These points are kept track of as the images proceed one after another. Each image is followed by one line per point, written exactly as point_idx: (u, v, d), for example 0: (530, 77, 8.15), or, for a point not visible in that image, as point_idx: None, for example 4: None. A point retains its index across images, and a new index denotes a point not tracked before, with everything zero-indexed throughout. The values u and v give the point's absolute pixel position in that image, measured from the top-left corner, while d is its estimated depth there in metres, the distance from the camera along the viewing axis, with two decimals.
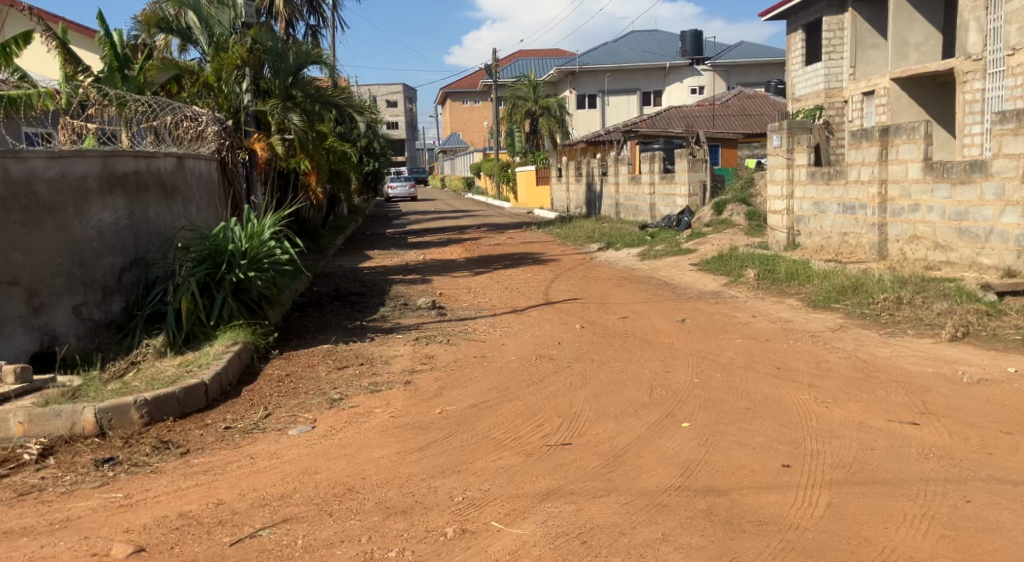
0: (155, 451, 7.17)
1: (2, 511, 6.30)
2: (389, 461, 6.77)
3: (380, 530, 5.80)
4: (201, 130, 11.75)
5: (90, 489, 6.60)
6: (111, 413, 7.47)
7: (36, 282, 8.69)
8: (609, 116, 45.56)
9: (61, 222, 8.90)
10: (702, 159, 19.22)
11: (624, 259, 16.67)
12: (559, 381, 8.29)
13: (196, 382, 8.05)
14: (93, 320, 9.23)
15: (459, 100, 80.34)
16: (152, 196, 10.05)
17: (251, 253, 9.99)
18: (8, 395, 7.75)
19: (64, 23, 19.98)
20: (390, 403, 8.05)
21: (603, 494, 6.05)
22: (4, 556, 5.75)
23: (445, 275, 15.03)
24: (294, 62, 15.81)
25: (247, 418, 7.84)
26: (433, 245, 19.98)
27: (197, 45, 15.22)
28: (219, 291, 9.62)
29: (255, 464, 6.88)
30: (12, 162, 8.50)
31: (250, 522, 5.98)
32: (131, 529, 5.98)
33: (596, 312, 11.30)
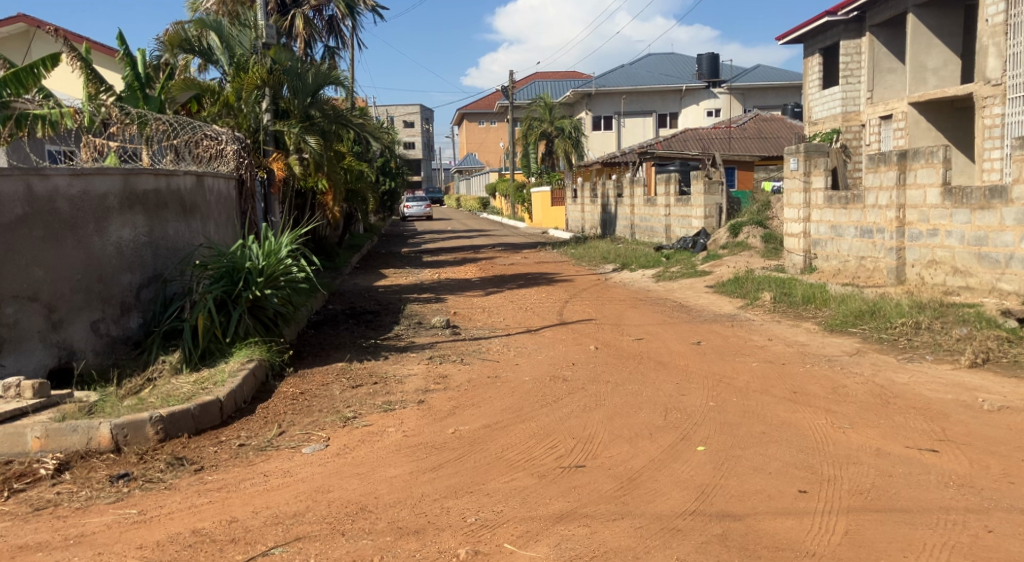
0: (170, 467, 7.18)
1: (18, 525, 6.31)
2: (402, 481, 6.76)
3: (392, 550, 5.79)
4: (221, 148, 11.79)
5: (106, 505, 6.60)
6: (126, 429, 7.49)
7: (56, 298, 8.77)
8: (625, 138, 45.46)
9: (82, 238, 8.95)
10: (718, 182, 19.21)
11: (640, 280, 16.65)
12: (573, 402, 8.26)
13: (211, 399, 8.06)
14: (111, 336, 9.27)
15: (475, 120, 80.65)
16: (171, 213, 10.09)
17: (268, 270, 10.01)
18: (26, 409, 7.80)
19: (87, 43, 20.17)
20: (404, 422, 8.05)
21: (618, 517, 6.02)
22: None
23: (460, 294, 15.04)
24: (313, 82, 15.78)
25: (261, 435, 7.85)
26: (448, 265, 20.01)
27: (219, 66, 15.57)
28: (235, 308, 9.65)
29: (268, 482, 6.88)
30: (35, 179, 8.61)
31: (263, 540, 5.97)
32: (144, 545, 5.98)
33: (611, 333, 11.27)
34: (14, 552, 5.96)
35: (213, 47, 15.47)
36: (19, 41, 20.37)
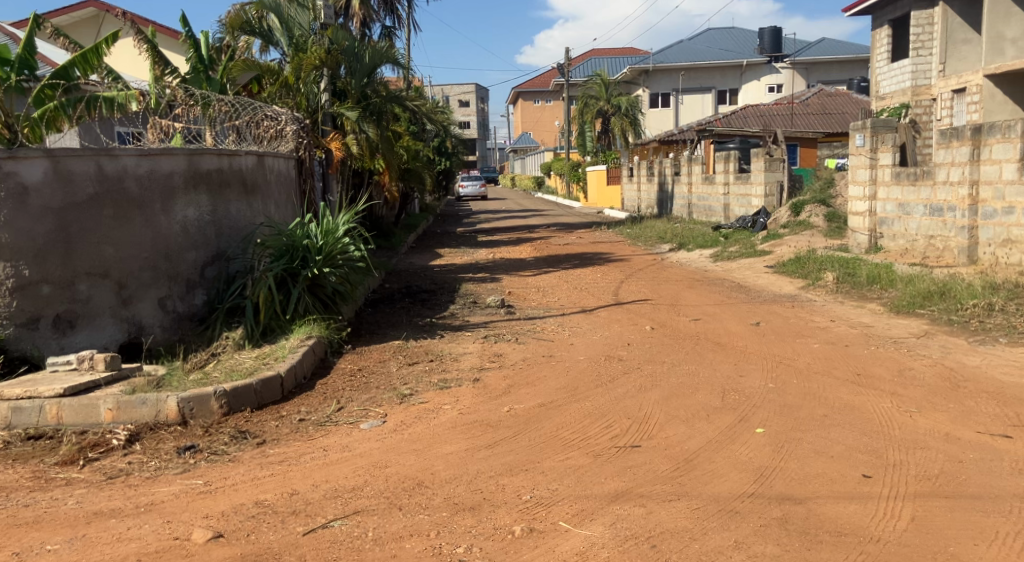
0: (234, 440, 7.40)
1: (93, 492, 6.55)
2: (458, 457, 6.89)
3: (448, 526, 5.91)
4: (280, 129, 11.94)
5: (174, 475, 6.83)
6: (193, 403, 7.73)
7: (125, 274, 9.03)
8: (683, 115, 45.06)
9: (149, 217, 9.20)
10: (780, 159, 18.98)
11: (697, 260, 16.58)
12: (628, 382, 8.30)
13: (272, 374, 8.29)
14: (177, 312, 9.52)
15: (530, 100, 80.56)
16: (234, 193, 10.22)
17: (326, 249, 10.21)
18: (99, 382, 8.07)
19: (153, 27, 20.53)
20: (459, 400, 8.17)
21: (674, 498, 6.07)
22: (93, 536, 5.93)
23: (513, 274, 15.12)
24: (370, 62, 15.88)
25: (321, 411, 8.05)
26: (502, 245, 20.05)
27: (278, 47, 15.69)
28: (295, 286, 9.88)
29: (327, 456, 7.06)
30: (105, 160, 8.84)
31: (323, 513, 6.14)
32: (210, 515, 6.18)
33: (667, 313, 11.26)
34: (90, 518, 6.16)
35: (273, 28, 15.58)
36: (88, 25, 20.83)
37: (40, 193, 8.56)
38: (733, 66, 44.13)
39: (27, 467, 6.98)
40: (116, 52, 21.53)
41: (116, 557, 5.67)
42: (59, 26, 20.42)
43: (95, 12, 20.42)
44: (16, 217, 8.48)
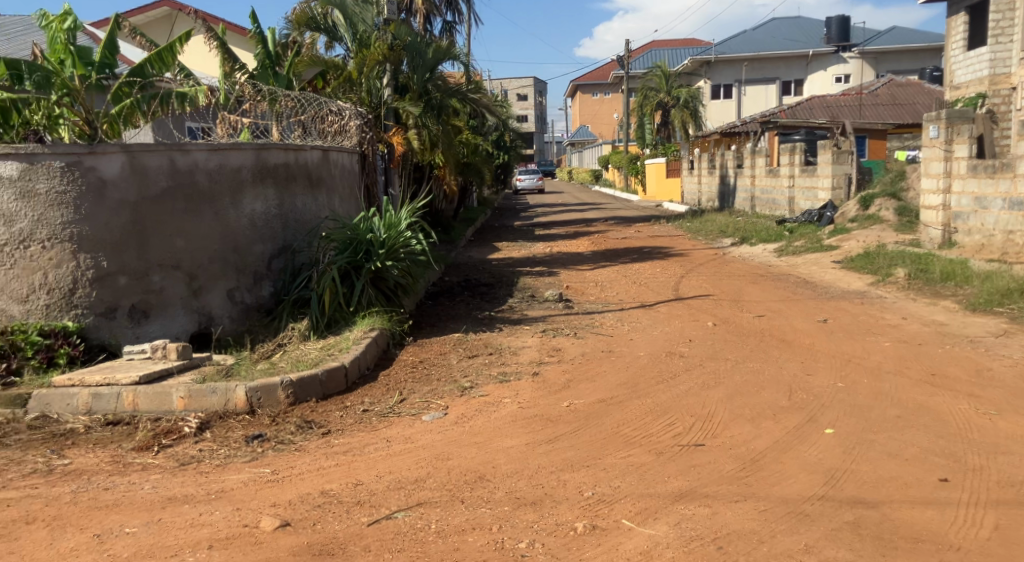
0: (300, 430, 7.55)
1: (167, 478, 6.73)
2: (519, 452, 6.96)
3: (510, 520, 5.98)
4: (344, 124, 12.13)
5: (243, 463, 6.99)
6: (260, 392, 7.90)
7: (196, 266, 9.24)
8: (747, 106, 44.69)
9: (219, 210, 9.39)
10: (848, 152, 18.77)
11: (761, 255, 16.44)
12: (691, 379, 8.30)
13: (336, 365, 8.44)
14: (245, 303, 9.71)
15: (589, 92, 80.43)
16: (300, 187, 10.44)
17: (388, 243, 10.36)
18: (171, 370, 8.29)
19: (224, 25, 20.89)
20: (519, 394, 8.24)
21: (740, 499, 6.07)
22: (167, 520, 6.10)
23: (571, 268, 15.14)
24: (432, 59, 16.04)
25: (384, 402, 8.17)
26: (560, 238, 20.08)
27: (343, 43, 15.93)
28: (358, 279, 10.04)
29: (390, 447, 7.18)
30: (177, 154, 9.06)
31: (387, 504, 6.25)
32: (278, 503, 6.32)
33: (730, 309, 11.21)
34: (164, 503, 6.33)
35: (337, 24, 15.80)
36: (160, 23, 21.28)
37: (117, 187, 8.74)
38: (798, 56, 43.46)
39: (105, 452, 7.20)
40: (188, 48, 21.97)
41: (190, 542, 5.83)
42: (134, 25, 20.91)
43: (168, 11, 20.83)
44: (96, 210, 8.65)
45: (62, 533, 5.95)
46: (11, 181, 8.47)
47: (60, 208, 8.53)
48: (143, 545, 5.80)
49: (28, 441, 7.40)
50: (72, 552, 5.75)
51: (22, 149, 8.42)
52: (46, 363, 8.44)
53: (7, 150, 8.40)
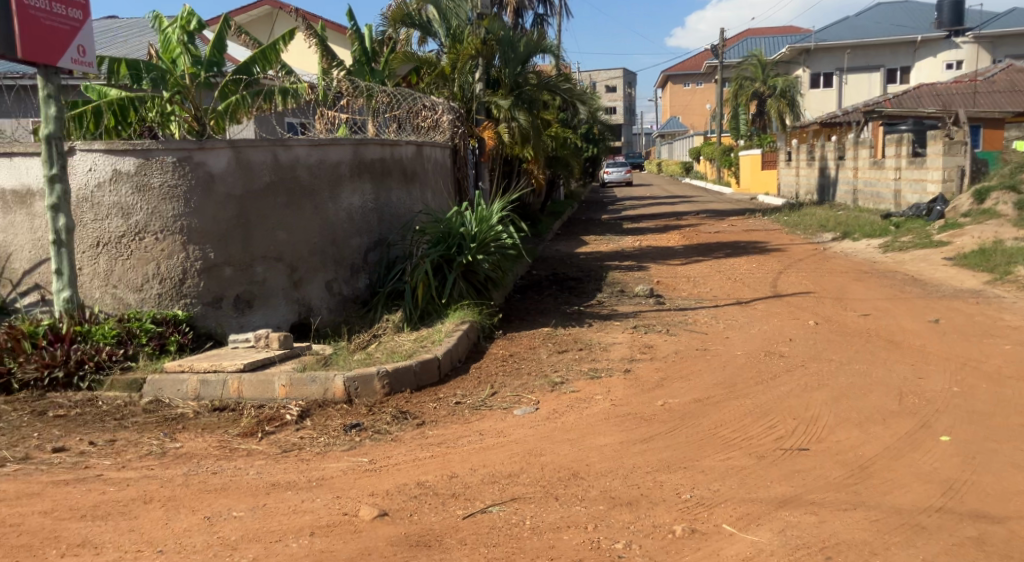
0: (395, 420, 7.63)
1: (270, 464, 6.87)
2: (613, 450, 6.91)
3: (606, 520, 5.95)
4: (437, 119, 12.22)
5: (342, 451, 7.10)
6: (357, 382, 8.01)
7: (296, 258, 9.42)
8: (848, 96, 43.43)
9: (318, 204, 9.56)
10: (961, 143, 18.22)
11: (865, 250, 16.03)
12: (792, 380, 8.14)
13: (430, 356, 8.50)
14: (342, 295, 9.87)
15: (680, 83, 79.71)
16: (395, 181, 10.54)
17: (479, 237, 10.35)
18: (273, 358, 8.48)
19: (323, 23, 21.22)
20: (611, 391, 8.19)
21: (849, 508, 5.93)
22: (271, 505, 6.22)
23: (661, 263, 14.99)
24: (524, 52, 15.96)
25: (475, 395, 8.20)
26: (650, 232, 19.90)
27: (436, 37, 15.98)
28: (450, 272, 10.10)
29: (484, 441, 7.20)
30: (279, 150, 9.24)
31: (481, 498, 6.28)
32: (376, 493, 6.39)
33: (833, 308, 10.96)
34: (269, 488, 6.46)
35: (432, 19, 15.90)
36: (263, 22, 21.75)
37: (225, 181, 8.99)
38: (906, 42, 42.07)
39: (212, 437, 7.38)
40: (291, 47, 22.37)
41: (293, 528, 5.92)
42: (238, 25, 21.44)
43: (269, 11, 21.25)
44: (205, 204, 8.92)
45: (176, 513, 6.10)
46: (128, 175, 8.78)
47: (172, 201, 8.82)
48: (250, 529, 5.91)
49: (144, 424, 7.63)
50: (186, 532, 5.88)
51: (138, 145, 8.73)
52: (158, 350, 8.69)
53: (124, 146, 8.72)
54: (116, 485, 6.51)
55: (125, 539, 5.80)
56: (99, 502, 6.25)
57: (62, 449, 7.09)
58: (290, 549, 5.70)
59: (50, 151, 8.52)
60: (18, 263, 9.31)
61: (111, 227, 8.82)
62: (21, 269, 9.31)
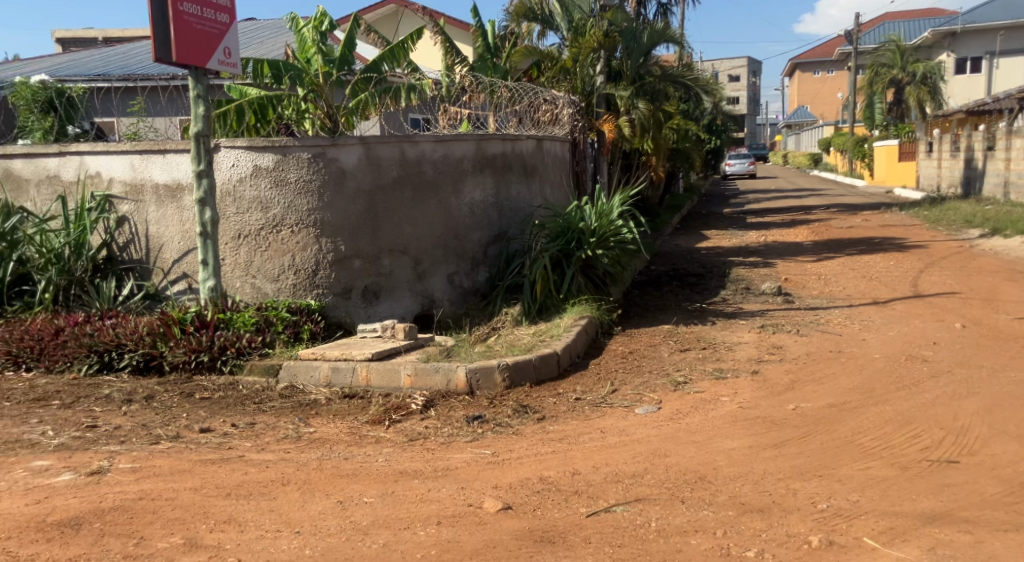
0: (516, 413, 7.57)
1: (397, 452, 6.91)
2: (743, 454, 6.69)
3: (736, 526, 5.75)
4: (557, 113, 12.15)
5: (465, 442, 7.08)
6: (479, 374, 7.99)
7: (421, 251, 9.52)
8: (998, 82, 41.24)
9: (442, 199, 9.62)
10: None
11: (1016, 248, 15.20)
12: (937, 387, 7.74)
13: (550, 351, 8.42)
14: (463, 288, 9.92)
15: (810, 71, 77.63)
16: (515, 176, 10.50)
17: (600, 231, 10.16)
18: (399, 348, 8.54)
19: (445, 18, 21.36)
20: (738, 392, 7.94)
21: (1007, 528, 5.58)
22: (397, 492, 6.24)
23: (789, 259, 14.55)
24: (646, 42, 15.95)
25: (596, 392, 8.07)
26: (775, 227, 19.37)
27: (558, 31, 16.00)
28: (569, 267, 9.99)
29: (606, 439, 7.07)
30: (406, 146, 9.33)
31: (605, 496, 6.15)
32: (499, 486, 6.34)
33: (981, 310, 10.40)
34: (396, 476, 6.48)
35: (554, 13, 15.99)
36: (390, 20, 22.03)
37: (355, 176, 9.12)
38: None
39: (343, 424, 7.47)
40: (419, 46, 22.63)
41: (420, 517, 5.91)
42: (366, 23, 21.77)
43: (397, 9, 21.54)
44: (337, 198, 9.06)
45: (312, 496, 6.17)
46: (267, 171, 9.00)
47: (307, 195, 8.98)
48: (379, 515, 5.93)
49: (280, 408, 7.78)
50: (321, 515, 5.94)
51: (277, 141, 8.93)
52: (293, 337, 8.84)
53: (264, 142, 8.94)
54: (257, 466, 6.64)
55: (265, 519, 5.88)
56: (242, 481, 6.38)
57: (208, 430, 7.29)
58: (418, 538, 5.69)
59: (197, 147, 8.81)
60: (169, 253, 9.71)
61: (251, 219, 9.07)
62: (171, 259, 9.71)
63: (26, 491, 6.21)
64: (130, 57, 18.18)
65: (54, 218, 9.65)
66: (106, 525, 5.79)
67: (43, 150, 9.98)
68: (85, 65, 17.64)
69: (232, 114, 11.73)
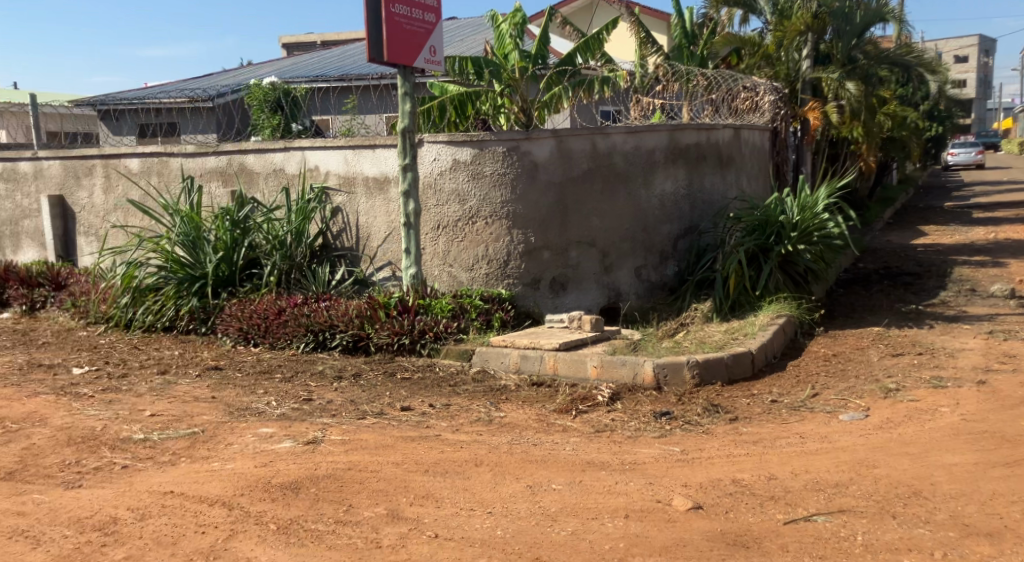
0: (706, 412, 7.28)
1: (584, 442, 6.77)
2: (965, 471, 6.14)
3: (956, 549, 5.26)
4: (757, 100, 11.60)
5: (653, 438, 6.85)
6: (667, 369, 7.73)
7: (609, 244, 9.39)
8: None
9: (632, 192, 9.44)
10: None
11: None
12: None
13: (743, 350, 8.05)
14: (650, 281, 9.69)
15: None
16: (709, 166, 10.12)
17: (801, 225, 9.69)
18: (585, 340, 8.40)
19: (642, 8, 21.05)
20: (960, 403, 7.32)
21: None
22: (584, 482, 6.10)
23: (1020, 260, 13.41)
24: (861, 22, 15.11)
25: (793, 395, 7.65)
26: (1004, 223, 17.96)
27: (761, 15, 15.43)
28: (766, 263, 9.47)
29: (805, 444, 6.67)
30: (598, 138, 9.22)
31: (804, 504, 5.78)
32: (690, 485, 6.08)
33: None
34: (584, 466, 6.34)
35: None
36: (584, 12, 21.95)
37: (547, 169, 9.13)
38: None
39: (533, 410, 7.42)
40: (613, 36, 22.41)
41: (610, 509, 5.74)
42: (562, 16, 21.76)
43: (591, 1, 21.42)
44: (529, 191, 9.10)
45: (503, 479, 6.13)
46: (465, 165, 9.16)
47: (501, 187, 9.08)
48: (568, 503, 5.81)
49: (474, 392, 7.80)
50: (511, 498, 5.88)
51: (475, 136, 9.06)
52: (485, 324, 8.87)
53: (463, 138, 9.09)
54: (452, 445, 6.68)
55: (461, 497, 5.88)
56: (440, 458, 6.43)
57: (408, 409, 7.40)
58: (606, 529, 5.52)
59: (404, 143, 9.00)
60: (376, 241, 9.98)
61: (449, 212, 9.26)
62: (378, 245, 9.97)
63: (254, 454, 6.49)
64: (346, 58, 18.86)
65: (279, 207, 10.00)
66: (321, 492, 5.94)
67: (271, 145, 10.42)
68: (303, 68, 18.52)
69: (438, 109, 12.46)
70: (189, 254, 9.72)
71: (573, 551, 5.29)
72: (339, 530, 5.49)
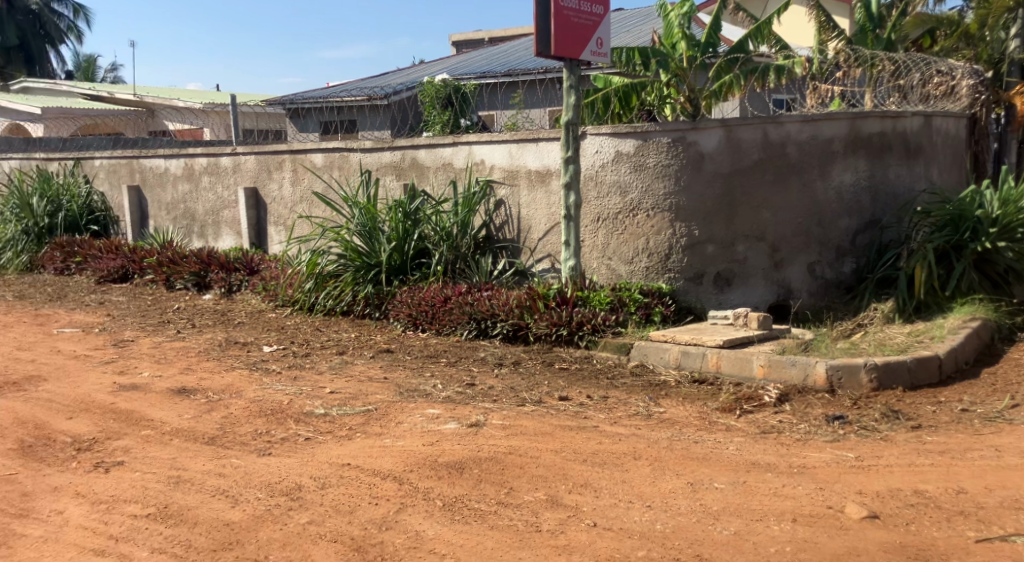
0: (885, 418, 6.80)
1: (749, 443, 6.45)
2: None
3: None
4: (953, 85, 10.69)
5: (825, 442, 6.45)
6: (841, 372, 7.25)
7: (779, 238, 8.99)
8: None
9: (806, 182, 8.99)
10: None
11: None
12: None
13: (930, 354, 7.44)
14: (824, 279, 9.23)
15: None
16: (894, 156, 9.48)
17: (1003, 220, 8.75)
18: (751, 338, 8.04)
19: None
20: None
21: None
22: (752, 483, 5.80)
23: None
24: None
25: (988, 404, 7.03)
26: None
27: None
28: (959, 261, 8.68)
29: (1000, 458, 6.10)
30: (771, 127, 8.81)
31: (998, 523, 5.29)
32: (866, 492, 5.67)
33: None
34: (748, 467, 6.04)
35: None
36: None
37: (715, 160, 8.79)
38: None
39: (693, 407, 7.16)
40: (786, 21, 21.58)
41: (776, 511, 5.43)
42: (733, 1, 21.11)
43: None
44: (694, 182, 8.79)
45: (663, 474, 5.91)
46: (628, 157, 8.96)
47: (665, 180, 8.81)
48: (732, 502, 5.54)
49: (632, 386, 7.60)
50: (671, 494, 5.66)
51: (640, 127, 8.83)
52: (644, 319, 8.62)
53: (628, 129, 8.90)
54: (611, 437, 6.51)
55: (619, 488, 5.72)
56: (600, 449, 6.28)
57: (566, 398, 7.30)
58: (773, 531, 5.22)
59: (567, 136, 8.91)
60: (537, 234, 9.96)
61: (610, 204, 9.11)
62: (539, 239, 9.94)
63: (421, 434, 6.54)
64: (512, 53, 18.95)
65: (447, 200, 10.06)
66: (483, 473, 5.92)
67: (441, 141, 10.56)
68: (472, 63, 18.75)
69: (601, 101, 12.39)
70: (365, 244, 9.92)
71: (738, 551, 5.04)
72: (502, 510, 5.46)
